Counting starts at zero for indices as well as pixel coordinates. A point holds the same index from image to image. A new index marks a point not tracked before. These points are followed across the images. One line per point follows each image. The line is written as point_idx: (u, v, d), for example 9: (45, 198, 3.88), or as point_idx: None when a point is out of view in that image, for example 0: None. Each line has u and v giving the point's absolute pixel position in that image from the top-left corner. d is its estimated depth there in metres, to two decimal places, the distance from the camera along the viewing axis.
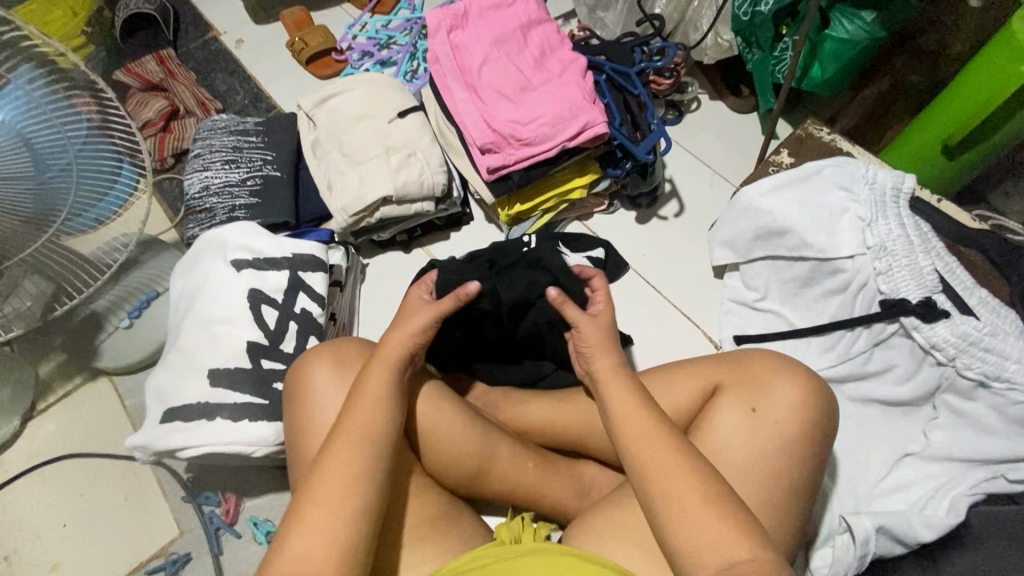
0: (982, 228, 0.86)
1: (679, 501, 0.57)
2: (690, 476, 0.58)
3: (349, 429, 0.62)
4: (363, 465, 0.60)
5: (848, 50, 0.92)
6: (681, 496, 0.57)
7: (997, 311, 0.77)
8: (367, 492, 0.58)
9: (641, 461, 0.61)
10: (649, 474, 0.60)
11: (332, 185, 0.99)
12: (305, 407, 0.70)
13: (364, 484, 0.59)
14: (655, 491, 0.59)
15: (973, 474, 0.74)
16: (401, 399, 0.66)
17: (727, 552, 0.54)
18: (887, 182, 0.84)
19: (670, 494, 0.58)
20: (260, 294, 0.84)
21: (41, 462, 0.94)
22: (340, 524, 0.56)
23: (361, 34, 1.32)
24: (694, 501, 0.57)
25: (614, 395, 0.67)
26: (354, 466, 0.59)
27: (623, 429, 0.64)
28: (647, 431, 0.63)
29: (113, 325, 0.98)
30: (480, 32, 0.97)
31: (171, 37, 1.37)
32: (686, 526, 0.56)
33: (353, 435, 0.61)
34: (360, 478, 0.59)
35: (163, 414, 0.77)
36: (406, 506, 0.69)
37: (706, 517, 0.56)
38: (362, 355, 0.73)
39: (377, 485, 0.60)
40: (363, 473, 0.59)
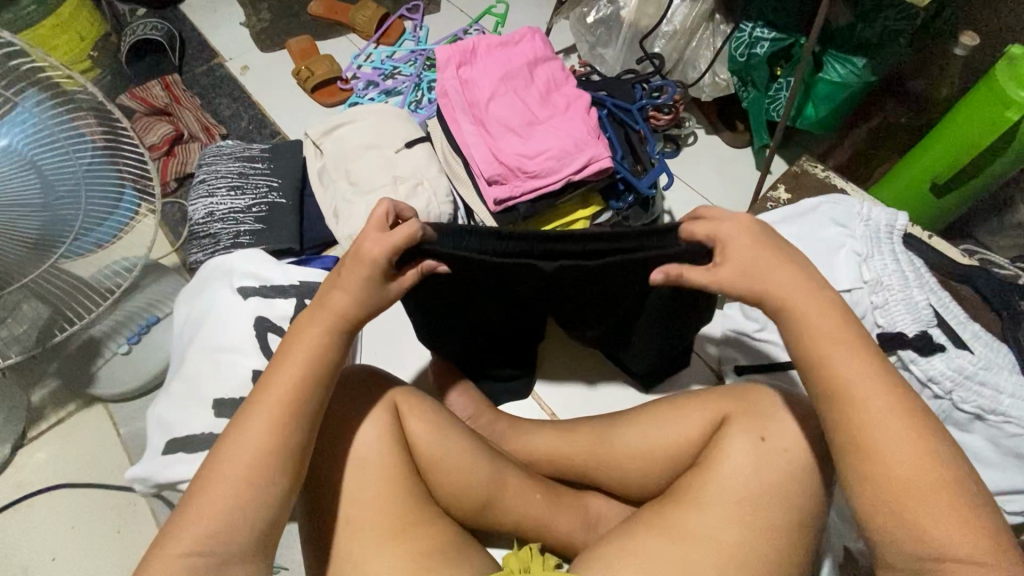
0: (972, 264, 0.89)
1: (932, 507, 0.49)
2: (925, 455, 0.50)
3: (261, 394, 0.56)
4: (272, 436, 0.54)
5: (840, 93, 0.97)
6: (918, 491, 0.49)
7: (990, 345, 0.80)
8: (269, 463, 0.53)
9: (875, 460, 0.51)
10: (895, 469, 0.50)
11: (340, 214, 1.00)
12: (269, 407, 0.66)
13: (269, 454, 0.54)
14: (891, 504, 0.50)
15: None
16: (319, 355, 0.58)
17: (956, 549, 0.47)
18: (882, 220, 0.88)
19: (893, 471, 0.50)
20: (266, 322, 0.83)
21: (32, 491, 0.91)
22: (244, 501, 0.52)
23: (367, 63, 1.35)
24: (945, 508, 0.48)
25: (840, 334, 0.55)
26: (262, 433, 0.54)
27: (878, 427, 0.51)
28: (881, 402, 0.52)
29: (111, 351, 0.97)
30: (488, 68, 1.00)
31: (177, 63, 1.39)
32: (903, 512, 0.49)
33: (269, 398, 0.55)
34: (264, 448, 0.54)
35: (166, 445, 0.75)
36: (396, 536, 0.65)
37: (949, 522, 0.48)
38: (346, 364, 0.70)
39: (288, 456, 0.54)
40: (255, 445, 0.53)
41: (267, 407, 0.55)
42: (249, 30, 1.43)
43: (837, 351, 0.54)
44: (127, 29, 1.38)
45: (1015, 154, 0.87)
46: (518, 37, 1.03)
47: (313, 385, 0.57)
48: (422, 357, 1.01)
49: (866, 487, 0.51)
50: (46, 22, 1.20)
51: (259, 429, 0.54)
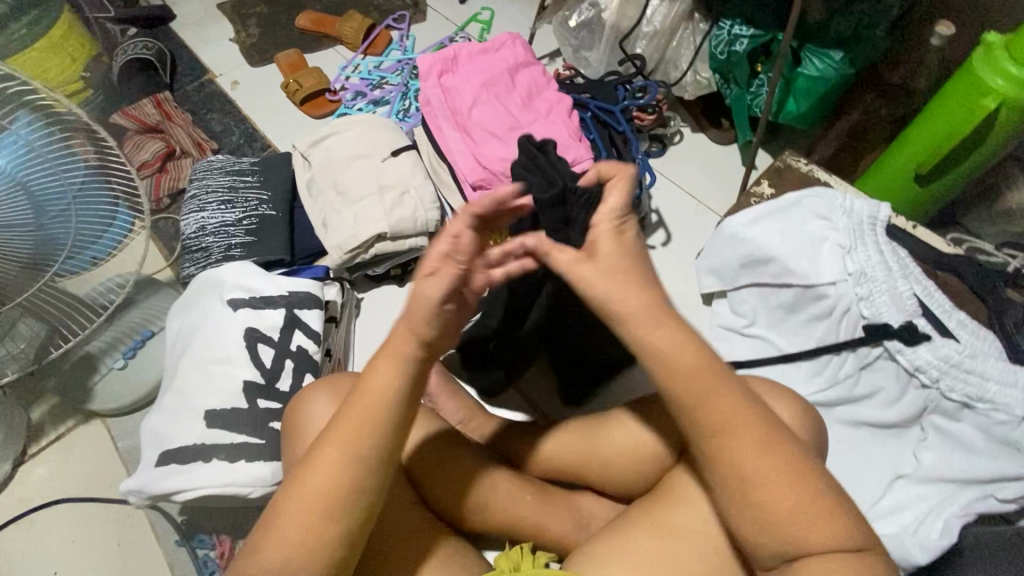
0: (957, 253, 0.89)
1: (789, 501, 0.50)
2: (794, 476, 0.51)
3: (330, 431, 0.55)
4: (342, 474, 0.53)
5: (821, 87, 0.97)
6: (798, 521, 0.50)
7: (976, 333, 0.80)
8: (337, 507, 0.53)
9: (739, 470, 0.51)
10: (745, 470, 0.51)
11: (328, 223, 1.01)
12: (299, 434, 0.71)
13: (345, 494, 0.53)
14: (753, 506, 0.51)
15: (965, 496, 0.76)
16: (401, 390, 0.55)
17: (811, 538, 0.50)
18: (863, 211, 0.89)
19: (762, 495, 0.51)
20: (256, 332, 0.85)
21: (33, 507, 0.92)
22: (314, 533, 0.52)
23: (354, 74, 1.36)
24: (796, 500, 0.50)
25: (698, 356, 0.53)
26: (333, 480, 0.53)
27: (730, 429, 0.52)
28: (756, 439, 0.52)
29: (107, 366, 0.98)
30: (470, 75, 1.02)
31: (168, 81, 1.41)
32: (783, 541, 0.50)
33: (338, 433, 0.54)
34: (336, 494, 0.53)
35: (159, 457, 0.77)
36: (396, 543, 0.69)
37: (808, 518, 0.50)
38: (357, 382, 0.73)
39: (365, 497, 0.54)
40: (322, 486, 0.53)
41: (337, 446, 0.54)
42: (238, 46, 1.45)
43: (690, 368, 0.53)
44: (119, 48, 1.40)
45: (996, 140, 0.88)
46: (498, 43, 1.04)
47: (385, 420, 0.55)
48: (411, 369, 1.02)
49: (744, 522, 0.52)
50: (37, 46, 1.20)
51: (330, 468, 0.53)
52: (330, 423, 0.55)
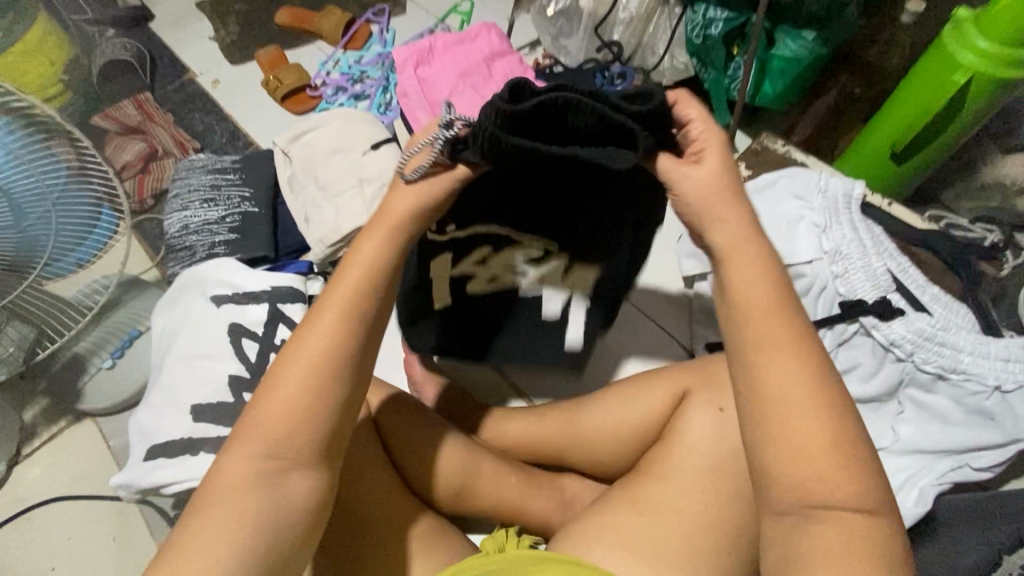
0: (932, 228, 0.91)
1: (816, 436, 0.45)
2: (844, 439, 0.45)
3: (287, 360, 0.51)
4: (303, 402, 0.50)
5: (795, 68, 0.98)
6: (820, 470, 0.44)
7: (950, 306, 0.81)
8: (303, 439, 0.50)
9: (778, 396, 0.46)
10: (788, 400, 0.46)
11: (310, 218, 1.02)
12: None
13: (312, 392, 0.50)
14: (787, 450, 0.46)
15: (940, 465, 0.78)
16: (374, 283, 0.53)
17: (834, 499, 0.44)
18: (839, 189, 0.89)
19: (801, 447, 0.45)
20: (240, 327, 0.85)
21: (28, 507, 0.93)
22: (276, 466, 0.49)
23: (335, 70, 1.36)
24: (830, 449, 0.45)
25: (770, 300, 0.49)
26: (303, 384, 0.50)
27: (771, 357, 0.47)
28: (798, 374, 0.46)
29: (96, 366, 0.99)
30: (446, 67, 1.02)
31: (148, 82, 1.41)
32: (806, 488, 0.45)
33: (300, 363, 0.50)
34: (298, 423, 0.50)
35: (147, 452, 0.78)
36: (375, 530, 0.69)
37: (836, 476, 0.44)
38: None
39: (345, 388, 0.52)
40: (282, 415, 0.49)
41: (297, 344, 0.51)
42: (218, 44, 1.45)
43: (764, 317, 0.48)
44: (99, 50, 1.40)
45: (968, 116, 0.88)
46: (474, 33, 1.04)
47: (353, 347, 0.52)
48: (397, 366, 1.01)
49: (772, 471, 0.46)
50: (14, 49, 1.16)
51: (296, 365, 0.50)
52: (287, 351, 0.52)
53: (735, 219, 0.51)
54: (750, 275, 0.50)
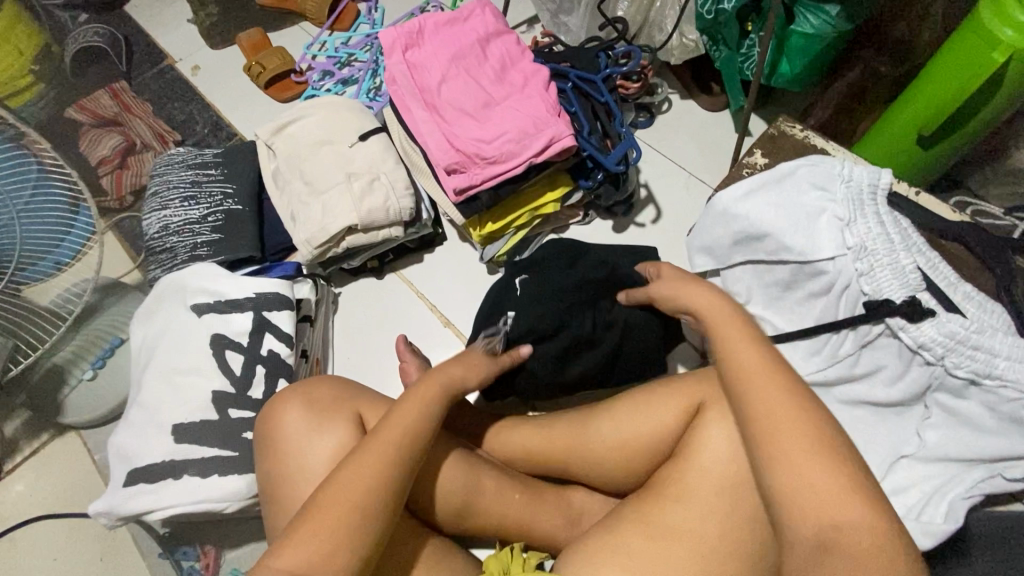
0: (963, 219, 0.84)
1: (816, 464, 0.52)
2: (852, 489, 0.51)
3: (370, 441, 0.61)
4: (373, 481, 0.58)
5: (816, 45, 0.90)
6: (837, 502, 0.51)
7: (984, 306, 0.75)
8: (364, 515, 0.56)
9: (772, 436, 0.54)
10: (773, 429, 0.54)
11: (296, 216, 0.95)
12: (277, 452, 0.68)
13: (373, 497, 0.57)
14: (784, 462, 0.53)
15: (970, 476, 0.73)
16: (425, 425, 0.64)
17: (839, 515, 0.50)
18: (863, 179, 0.82)
19: (830, 501, 0.51)
20: (224, 339, 0.80)
21: (12, 525, 0.90)
22: (338, 542, 0.54)
23: (320, 53, 1.28)
24: (828, 464, 0.52)
25: (766, 377, 0.57)
26: (374, 464, 0.59)
27: (768, 402, 0.56)
28: (792, 415, 0.54)
29: (76, 378, 0.95)
30: (438, 49, 0.94)
31: (125, 69, 1.33)
32: (823, 528, 0.50)
33: (376, 446, 0.60)
34: (362, 501, 0.57)
35: (128, 475, 0.74)
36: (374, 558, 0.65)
37: (836, 493, 0.51)
38: (336, 398, 0.71)
39: (389, 486, 0.59)
40: (352, 492, 0.57)
41: (376, 448, 0.61)
42: (197, 26, 1.36)
43: (758, 384, 0.57)
44: (69, 36, 1.31)
45: (1007, 96, 0.81)
46: (467, 12, 0.96)
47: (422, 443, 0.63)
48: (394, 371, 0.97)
49: (797, 515, 0.51)
50: None
51: (371, 464, 0.59)
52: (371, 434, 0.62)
53: (729, 316, 0.64)
54: (745, 363, 0.59)
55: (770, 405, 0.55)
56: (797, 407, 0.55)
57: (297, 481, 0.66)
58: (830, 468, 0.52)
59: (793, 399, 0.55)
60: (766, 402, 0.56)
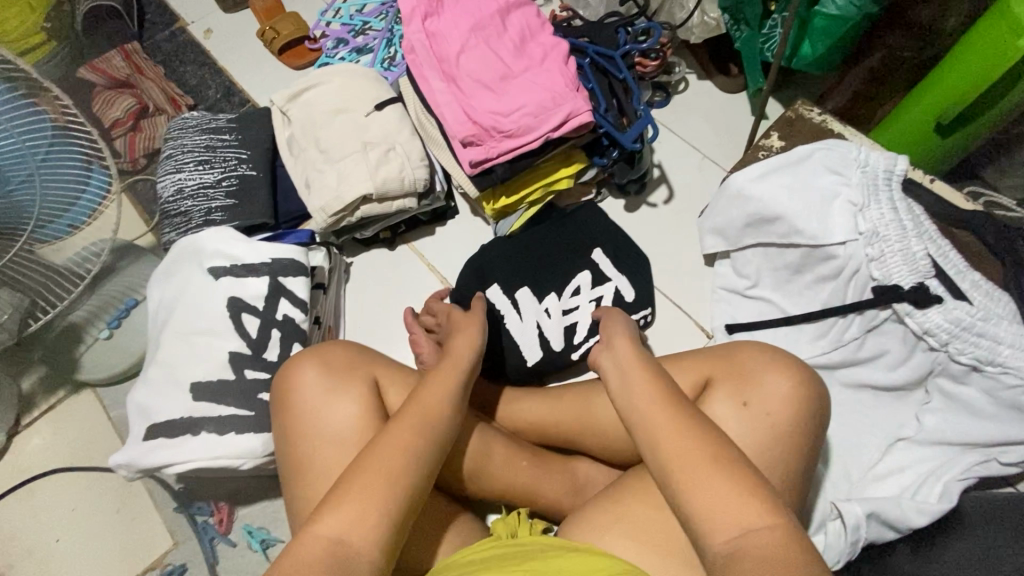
0: (975, 209, 0.85)
1: (726, 487, 0.52)
2: (737, 491, 0.52)
3: (362, 463, 0.57)
4: (367, 509, 0.54)
5: (839, 27, 0.90)
6: (733, 510, 0.51)
7: (991, 295, 0.76)
8: (358, 542, 0.53)
9: (691, 479, 0.53)
10: (688, 464, 0.54)
11: (311, 184, 0.96)
12: (295, 430, 0.68)
13: (371, 527, 0.54)
14: (686, 482, 0.54)
15: (965, 459, 0.75)
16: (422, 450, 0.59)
17: (753, 526, 0.50)
18: (879, 164, 0.83)
19: (728, 510, 0.51)
20: (240, 302, 0.82)
21: (30, 477, 0.93)
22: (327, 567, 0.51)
23: (335, 20, 1.26)
24: (729, 489, 0.52)
25: (671, 420, 0.58)
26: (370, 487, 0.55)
27: (668, 441, 0.56)
28: (697, 447, 0.55)
29: (93, 336, 0.97)
30: (457, 19, 0.93)
31: (136, 30, 1.32)
32: (734, 538, 0.50)
33: (371, 468, 0.57)
34: (352, 532, 0.53)
35: (147, 430, 0.76)
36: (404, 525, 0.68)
37: (739, 509, 0.51)
38: (356, 383, 0.70)
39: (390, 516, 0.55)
40: (341, 523, 0.53)
41: (370, 481, 0.55)
42: None
43: (660, 421, 0.58)
44: None
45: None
46: None
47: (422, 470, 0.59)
48: (406, 342, 0.98)
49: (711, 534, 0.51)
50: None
51: (358, 496, 0.55)
52: (363, 458, 0.58)
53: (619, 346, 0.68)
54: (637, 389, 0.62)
55: (651, 417, 0.59)
56: (697, 440, 0.56)
57: (315, 471, 0.66)
58: (728, 485, 0.52)
59: (704, 442, 0.56)
60: (649, 430, 0.58)
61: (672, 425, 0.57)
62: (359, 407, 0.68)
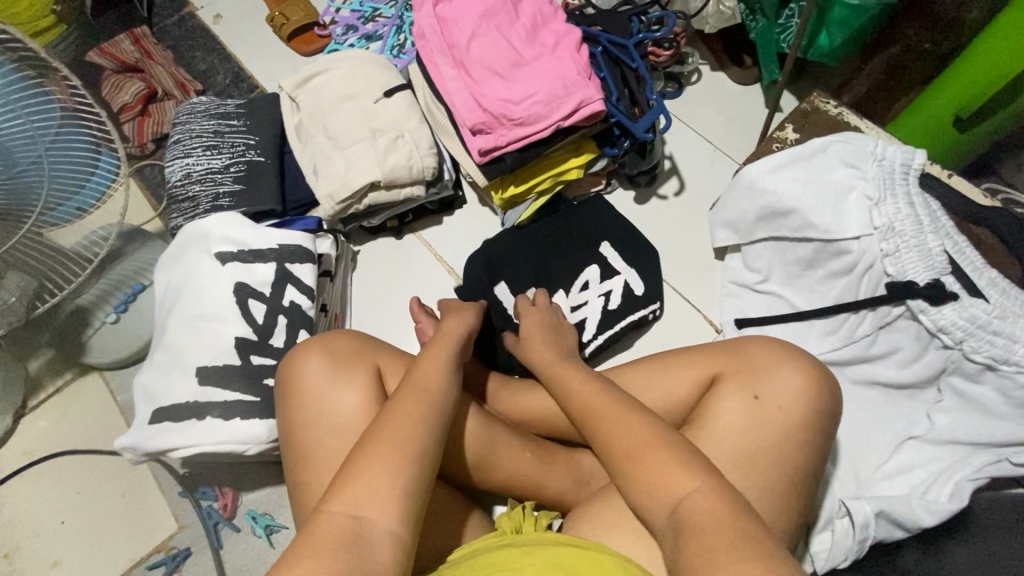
0: (993, 204, 0.83)
1: (659, 461, 0.56)
2: (671, 464, 0.55)
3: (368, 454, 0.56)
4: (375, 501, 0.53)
5: (858, 18, 0.87)
6: (660, 484, 0.55)
7: (1008, 292, 0.74)
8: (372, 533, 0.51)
9: (628, 458, 0.57)
10: (624, 442, 0.59)
11: (318, 170, 0.95)
12: (301, 426, 0.68)
13: (383, 515, 0.53)
14: (625, 460, 0.58)
15: (977, 459, 0.74)
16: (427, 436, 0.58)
17: (682, 493, 0.53)
18: (896, 158, 0.80)
19: (661, 480, 0.55)
20: (247, 287, 0.81)
21: (37, 459, 0.93)
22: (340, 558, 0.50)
23: (345, 6, 1.25)
24: (665, 462, 0.55)
25: (608, 407, 0.63)
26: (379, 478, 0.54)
27: (607, 424, 0.61)
28: (639, 430, 0.59)
29: (100, 320, 0.97)
30: (468, 4, 0.92)
31: (146, 15, 1.31)
32: (674, 510, 0.53)
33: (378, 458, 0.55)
34: (362, 523, 0.52)
35: (153, 414, 0.76)
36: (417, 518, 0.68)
37: (669, 479, 0.54)
38: (360, 374, 0.69)
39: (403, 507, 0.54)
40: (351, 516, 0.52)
41: (374, 473, 0.54)
42: None
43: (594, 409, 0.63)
44: None
45: None
46: None
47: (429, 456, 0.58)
48: (413, 331, 0.98)
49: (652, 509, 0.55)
50: None
51: (368, 487, 0.54)
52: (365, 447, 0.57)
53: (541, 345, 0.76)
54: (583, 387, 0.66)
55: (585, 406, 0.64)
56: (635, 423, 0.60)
57: (323, 465, 0.66)
58: (662, 458, 0.56)
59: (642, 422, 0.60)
60: (592, 420, 0.63)
61: (613, 409, 0.62)
62: (360, 400, 0.67)
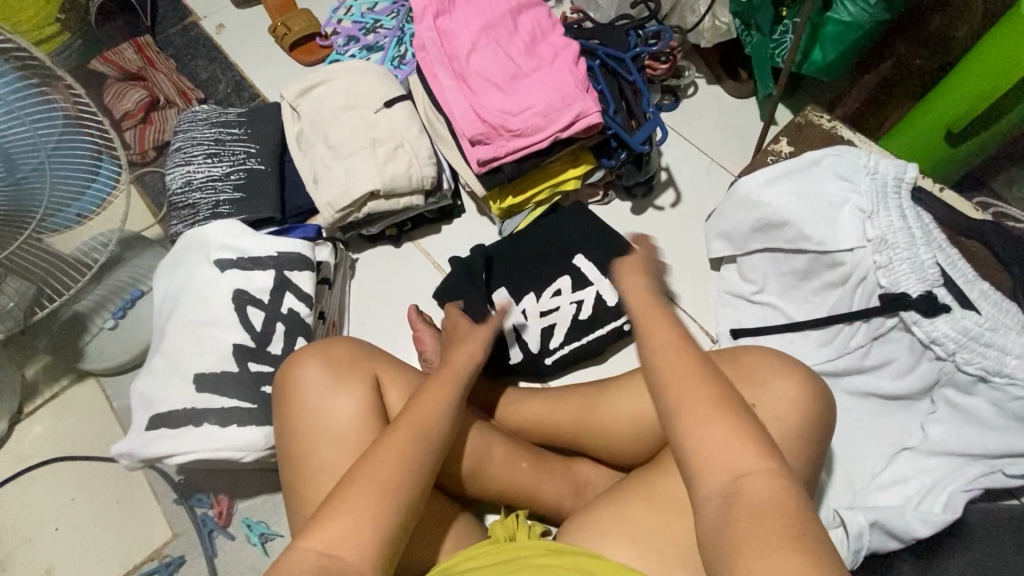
0: (985, 217, 0.84)
1: (727, 430, 0.52)
2: (738, 433, 0.52)
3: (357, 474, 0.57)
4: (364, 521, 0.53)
5: (851, 34, 0.90)
6: (722, 452, 0.51)
7: (1000, 305, 0.76)
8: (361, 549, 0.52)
9: (694, 422, 0.53)
10: (695, 404, 0.54)
11: (318, 179, 0.96)
12: (300, 435, 0.68)
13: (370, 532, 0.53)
14: (691, 419, 0.54)
15: (971, 470, 0.74)
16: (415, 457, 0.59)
17: (748, 467, 0.50)
18: (889, 172, 0.82)
19: (725, 450, 0.51)
20: (245, 294, 0.82)
21: (31, 465, 0.93)
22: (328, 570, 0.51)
23: (346, 17, 1.27)
24: (731, 435, 0.52)
25: (683, 358, 0.58)
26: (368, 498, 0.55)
27: (679, 383, 0.56)
28: (706, 391, 0.55)
29: (97, 326, 0.97)
30: (468, 18, 0.94)
31: (150, 24, 1.33)
32: (729, 483, 0.50)
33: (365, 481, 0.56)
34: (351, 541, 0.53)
35: (150, 420, 0.76)
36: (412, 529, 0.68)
37: (735, 453, 0.51)
38: (355, 389, 0.70)
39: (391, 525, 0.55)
40: (338, 532, 0.53)
41: (364, 495, 0.55)
42: None
43: (668, 361, 0.58)
44: None
45: None
46: None
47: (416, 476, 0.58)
48: (410, 339, 0.98)
49: (704, 480, 0.51)
50: None
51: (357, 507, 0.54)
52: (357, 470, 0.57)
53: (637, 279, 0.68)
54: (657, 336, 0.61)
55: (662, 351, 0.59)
56: (711, 382, 0.56)
57: (320, 477, 0.66)
58: (730, 431, 0.52)
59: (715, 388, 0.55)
60: (665, 373, 0.58)
61: (687, 368, 0.57)
62: (355, 413, 0.68)
